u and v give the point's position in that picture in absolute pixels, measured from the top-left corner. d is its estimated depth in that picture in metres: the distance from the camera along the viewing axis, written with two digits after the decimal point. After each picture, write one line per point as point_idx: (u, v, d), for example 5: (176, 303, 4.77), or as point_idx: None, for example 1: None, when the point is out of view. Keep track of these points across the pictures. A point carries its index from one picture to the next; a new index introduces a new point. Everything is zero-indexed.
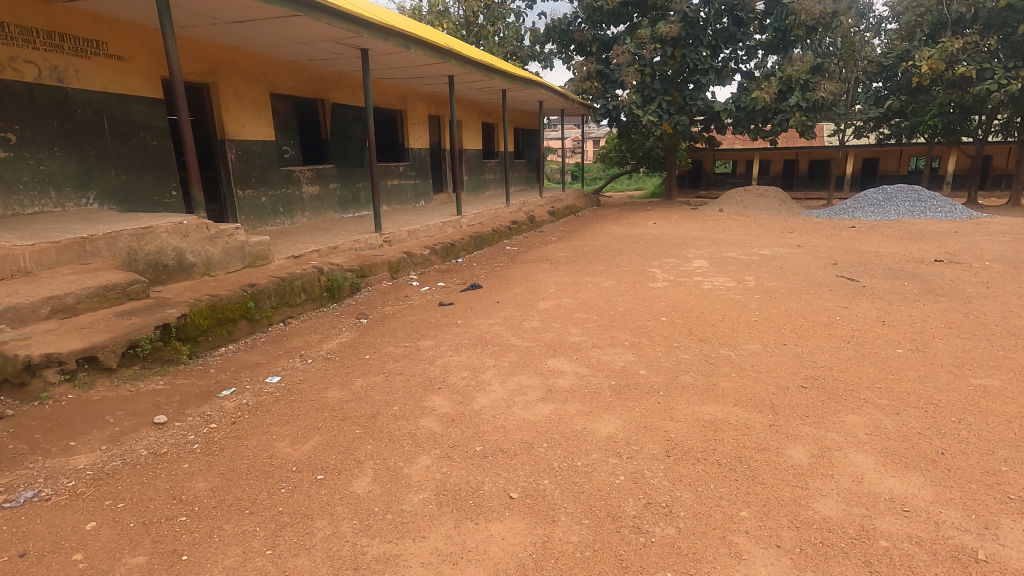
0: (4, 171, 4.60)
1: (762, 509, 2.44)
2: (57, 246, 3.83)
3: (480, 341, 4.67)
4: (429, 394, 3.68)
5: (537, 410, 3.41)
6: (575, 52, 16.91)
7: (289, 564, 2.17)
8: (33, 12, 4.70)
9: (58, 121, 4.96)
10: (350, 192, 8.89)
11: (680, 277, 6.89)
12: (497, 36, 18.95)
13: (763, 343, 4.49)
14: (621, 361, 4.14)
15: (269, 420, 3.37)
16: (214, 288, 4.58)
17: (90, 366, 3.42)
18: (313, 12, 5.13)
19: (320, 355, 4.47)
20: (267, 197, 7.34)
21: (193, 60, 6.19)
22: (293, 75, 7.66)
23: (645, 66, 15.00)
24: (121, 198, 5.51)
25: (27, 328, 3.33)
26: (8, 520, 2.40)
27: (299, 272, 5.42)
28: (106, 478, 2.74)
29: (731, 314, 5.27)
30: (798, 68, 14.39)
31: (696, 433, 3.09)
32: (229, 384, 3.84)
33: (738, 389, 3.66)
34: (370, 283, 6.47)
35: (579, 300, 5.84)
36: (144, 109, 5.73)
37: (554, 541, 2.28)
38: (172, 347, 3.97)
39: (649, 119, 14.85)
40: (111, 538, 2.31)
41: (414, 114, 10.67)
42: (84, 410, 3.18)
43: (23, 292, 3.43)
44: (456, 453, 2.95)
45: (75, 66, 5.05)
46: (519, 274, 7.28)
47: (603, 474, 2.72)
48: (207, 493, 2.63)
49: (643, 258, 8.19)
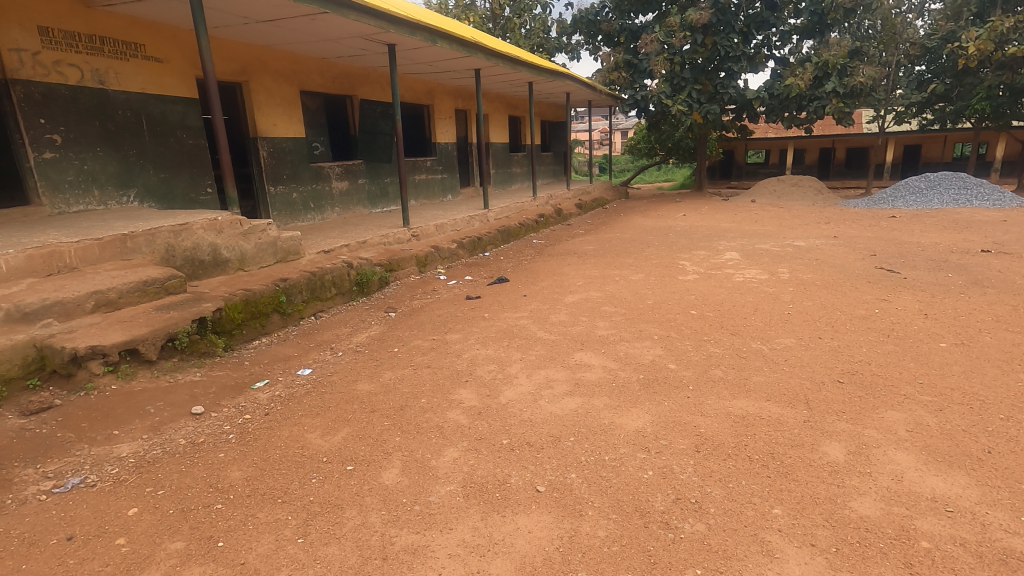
0: (50, 171, 4.79)
1: (795, 507, 2.38)
2: (100, 243, 3.97)
3: (508, 334, 4.68)
4: (456, 387, 3.71)
5: (564, 404, 3.40)
6: (603, 42, 16.73)
7: (320, 553, 2.21)
8: (75, 17, 4.86)
9: (99, 121, 5.13)
10: (379, 187, 8.98)
11: (710, 270, 6.74)
12: (524, 28, 18.87)
13: (797, 337, 4.37)
14: (649, 355, 4.09)
15: (300, 411, 3.45)
16: (248, 283, 4.69)
17: (132, 359, 3.55)
18: (341, 9, 5.18)
19: (350, 348, 4.54)
20: (298, 193, 7.47)
21: (226, 60, 6.33)
22: (322, 72, 7.76)
23: (674, 55, 14.69)
24: (158, 196, 5.68)
25: (73, 321, 3.47)
26: (57, 504, 2.52)
27: (329, 267, 5.51)
28: (148, 466, 2.84)
29: (764, 307, 5.14)
30: (835, 53, 13.89)
31: (727, 428, 3.03)
32: (263, 376, 3.95)
33: (771, 383, 3.57)
34: (399, 277, 6.55)
35: (607, 294, 5.79)
36: (180, 109, 5.89)
37: (581, 535, 2.27)
38: (209, 340, 4.08)
39: (679, 109, 14.59)
40: (152, 524, 2.40)
41: (441, 109, 10.72)
42: (125, 401, 3.30)
43: (68, 286, 3.58)
44: (484, 446, 2.96)
45: (115, 68, 5.22)
46: (547, 267, 7.26)
47: (631, 469, 2.69)
48: (242, 482, 2.70)
49: (672, 251, 8.06)
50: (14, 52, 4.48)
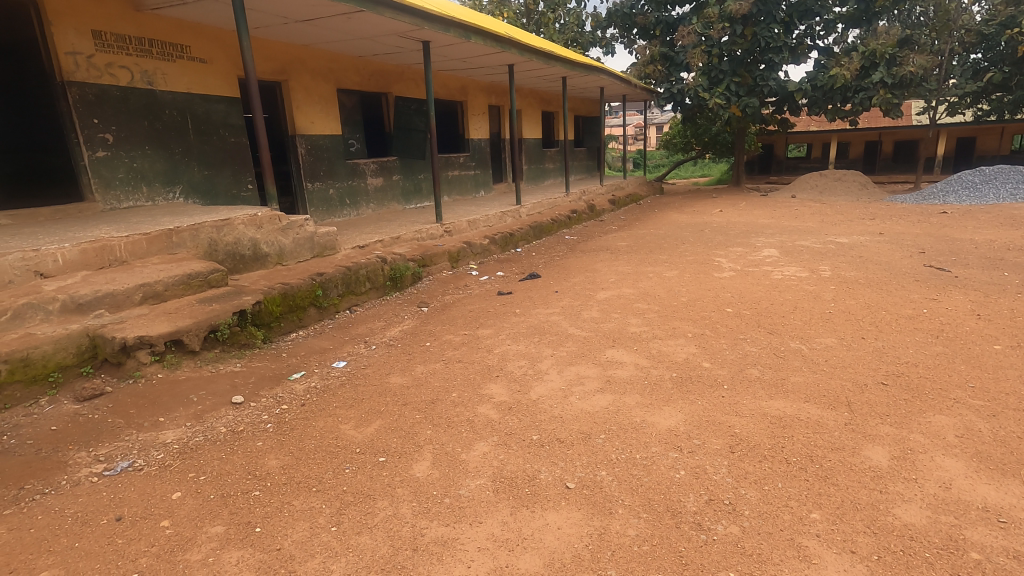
0: (103, 169, 5.01)
1: (835, 512, 2.30)
2: (147, 238, 4.14)
3: (539, 330, 4.67)
4: (487, 381, 3.73)
5: (595, 401, 3.37)
6: (638, 35, 16.47)
7: (352, 542, 2.25)
8: (126, 21, 5.07)
9: (148, 121, 5.33)
10: (412, 183, 9.08)
11: (747, 267, 6.57)
12: (558, 23, 18.75)
13: (839, 337, 4.22)
14: (683, 353, 4.01)
15: (335, 402, 3.52)
16: (286, 277, 4.82)
17: (177, 349, 3.69)
18: (377, 7, 5.23)
19: (383, 341, 4.61)
20: (335, 189, 7.62)
21: (266, 60, 6.50)
22: (358, 70, 7.89)
23: (712, 47, 14.38)
24: (202, 192, 5.88)
25: (123, 312, 3.65)
26: (107, 486, 2.64)
27: (364, 262, 5.61)
28: (191, 452, 2.95)
29: (803, 306, 4.98)
30: (883, 42, 13.33)
31: (764, 429, 2.95)
32: (299, 367, 4.05)
33: (810, 383, 3.47)
34: (431, 272, 6.61)
35: (640, 290, 5.70)
36: (223, 108, 6.07)
37: (611, 533, 2.25)
38: (248, 332, 4.20)
39: (716, 102, 14.27)
40: (194, 508, 2.49)
41: (475, 105, 10.74)
42: (170, 389, 3.43)
43: (119, 279, 3.75)
44: (513, 441, 2.97)
45: (163, 69, 5.43)
46: (579, 263, 7.21)
47: (662, 468, 2.65)
48: (279, 471, 2.78)
49: (708, 247, 7.89)
50: (70, 55, 4.70)
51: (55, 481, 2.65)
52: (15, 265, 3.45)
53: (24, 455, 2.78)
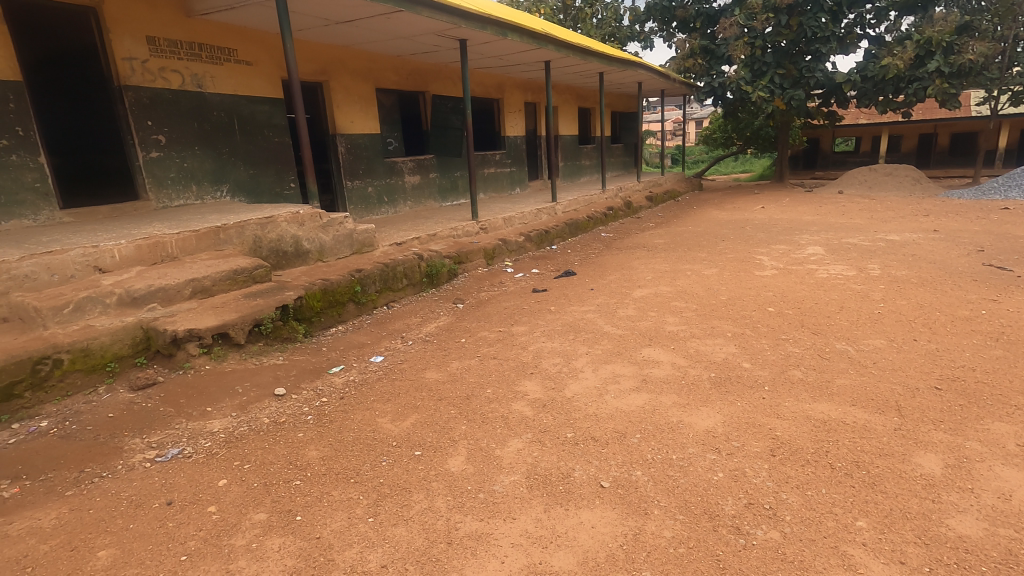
0: (155, 169, 5.24)
1: (882, 520, 2.21)
2: (197, 234, 4.32)
3: (573, 328, 4.64)
4: (521, 378, 3.74)
5: (630, 400, 3.33)
6: (677, 28, 16.15)
7: (388, 533, 2.30)
8: (177, 26, 5.29)
9: (197, 122, 5.55)
10: (449, 180, 9.16)
11: (791, 265, 6.37)
12: (595, 18, 18.57)
13: (889, 339, 4.04)
14: (722, 353, 3.93)
15: (373, 396, 3.59)
16: (326, 273, 4.93)
17: (223, 342, 3.83)
18: (415, 7, 5.29)
19: (419, 337, 4.67)
20: (373, 187, 7.75)
21: (307, 61, 6.67)
22: (396, 69, 8.00)
23: (756, 39, 13.96)
24: (247, 191, 6.09)
25: (174, 306, 3.82)
26: (159, 471, 2.77)
27: (401, 258, 5.69)
28: (236, 441, 3.06)
29: (850, 306, 4.79)
30: (940, 29, 12.66)
31: (807, 432, 2.86)
32: (339, 361, 4.15)
33: (856, 386, 3.33)
34: (467, 269, 6.66)
35: (677, 289, 5.60)
36: (267, 109, 6.25)
37: (646, 534, 2.22)
38: (290, 326, 4.32)
39: (760, 96, 13.84)
40: (239, 495, 2.59)
41: (511, 103, 10.75)
42: (217, 380, 3.57)
43: (170, 274, 3.93)
44: (548, 438, 2.96)
45: (211, 73, 5.64)
46: (615, 261, 7.13)
47: (700, 470, 2.60)
48: (318, 461, 2.86)
49: (749, 245, 7.68)
50: (126, 60, 4.94)
51: (112, 465, 2.80)
52: (76, 261, 3.65)
53: (84, 440, 2.95)
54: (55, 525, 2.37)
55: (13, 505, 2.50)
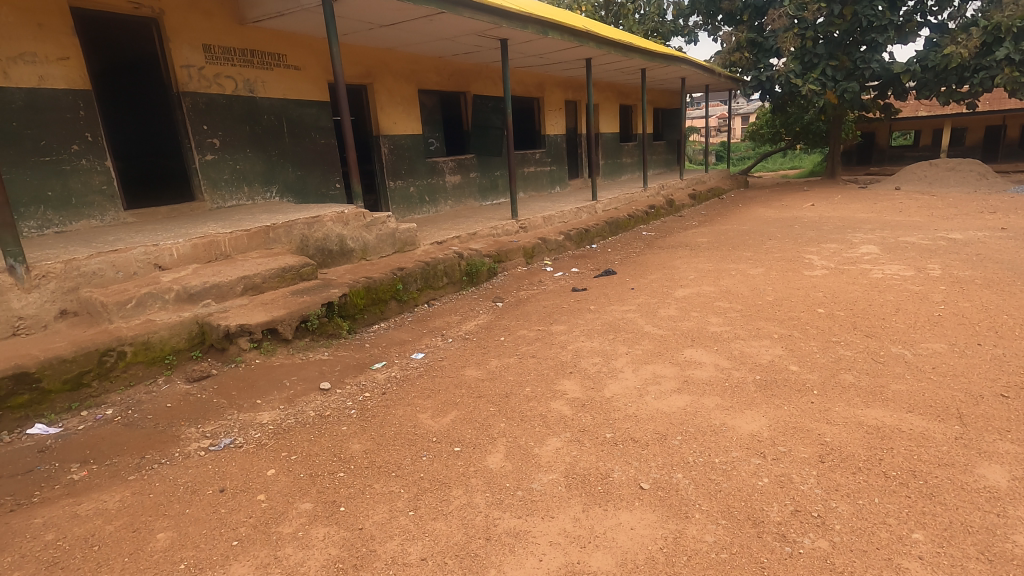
0: (210, 171, 5.48)
1: (941, 534, 2.10)
2: (248, 233, 4.50)
3: (613, 327, 4.60)
4: (560, 377, 3.73)
5: (671, 401, 3.27)
6: (723, 22, 15.75)
7: (428, 527, 2.34)
8: (230, 34, 5.52)
9: (249, 125, 5.77)
10: (489, 179, 9.22)
11: (842, 265, 6.12)
12: (638, 14, 18.31)
13: (950, 343, 3.83)
14: (768, 355, 3.81)
15: (413, 392, 3.66)
16: (370, 271, 5.05)
17: (272, 337, 3.98)
18: (456, 8, 5.34)
19: (459, 335, 4.73)
20: (415, 187, 7.88)
21: (353, 64, 6.84)
22: (438, 70, 8.10)
23: (806, 30, 13.49)
24: (295, 191, 6.30)
25: (227, 302, 3.99)
26: (212, 460, 2.91)
27: (441, 257, 5.77)
28: (284, 433, 3.17)
29: (906, 307, 4.57)
30: (1010, 14, 11.88)
31: (858, 439, 2.74)
32: (381, 358, 4.24)
33: (913, 392, 3.17)
34: (506, 268, 6.69)
35: (721, 289, 5.47)
36: (314, 112, 6.44)
37: (687, 538, 2.18)
38: (335, 323, 4.45)
39: (810, 89, 13.32)
40: (286, 485, 2.68)
41: (551, 101, 10.73)
42: (266, 373, 3.71)
43: (223, 272, 4.10)
44: (587, 438, 2.95)
45: (262, 78, 5.86)
46: (657, 260, 7.01)
47: (744, 475, 2.54)
48: (361, 455, 2.93)
49: (798, 244, 7.40)
50: (184, 68, 5.18)
51: (170, 453, 2.95)
52: (138, 259, 3.86)
53: (145, 429, 3.12)
54: (119, 507, 2.52)
55: (82, 487, 2.67)
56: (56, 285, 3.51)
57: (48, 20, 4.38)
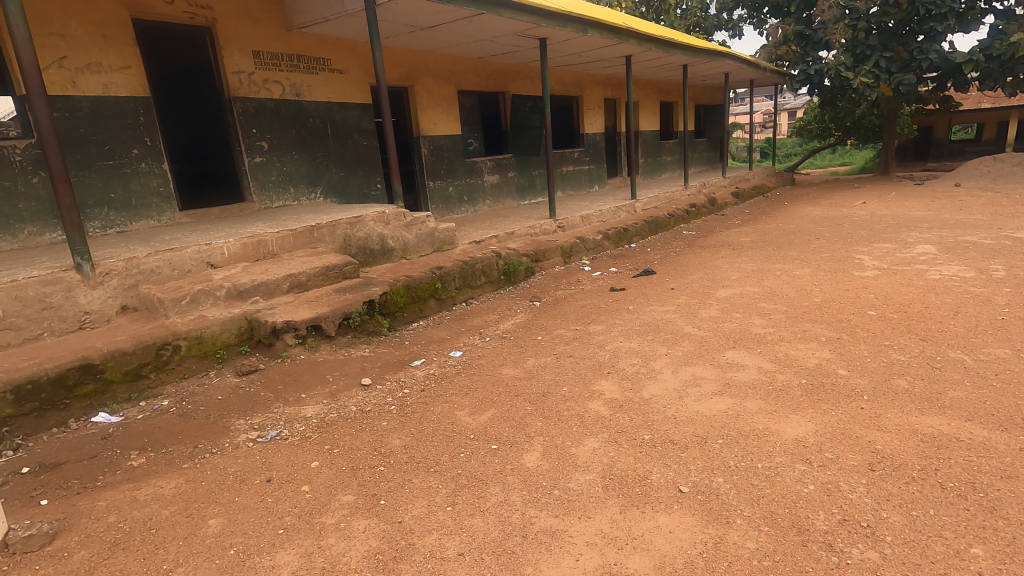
0: (258, 173, 5.69)
1: (1003, 550, 1.98)
2: (294, 233, 4.66)
3: (652, 328, 4.54)
4: (598, 377, 3.70)
5: (712, 404, 3.21)
6: (769, 14, 15.30)
7: (466, 523, 2.37)
8: (278, 40, 5.71)
9: (295, 128, 5.96)
10: (527, 179, 9.23)
11: (896, 266, 5.85)
12: (680, 9, 17.93)
13: (1014, 348, 3.61)
14: (815, 358, 3.69)
15: (451, 389, 3.71)
16: (410, 270, 5.14)
17: (316, 333, 4.11)
18: (496, 8, 5.37)
19: (497, 334, 4.76)
20: (454, 186, 7.97)
21: (394, 67, 6.97)
22: (477, 71, 8.17)
23: (858, 20, 12.95)
24: (338, 192, 6.47)
25: (274, 299, 4.14)
26: (260, 451, 3.02)
27: (479, 256, 5.81)
28: (327, 426, 3.27)
29: (967, 310, 4.33)
30: None
31: (912, 447, 2.62)
32: (420, 355, 4.31)
33: (972, 400, 3.01)
34: (544, 267, 6.69)
35: (765, 289, 5.32)
36: (357, 114, 6.59)
37: (727, 544, 2.14)
38: (376, 321, 4.54)
39: (862, 81, 12.77)
40: (329, 477, 2.76)
41: (591, 99, 10.65)
42: (311, 368, 3.83)
43: (271, 270, 4.26)
44: (625, 439, 2.92)
45: (308, 82, 6.04)
46: (698, 260, 6.87)
47: (788, 481, 2.46)
48: (401, 450, 2.99)
49: (848, 243, 7.12)
50: (235, 74, 5.40)
51: (220, 443, 3.08)
52: (192, 257, 4.05)
53: (198, 419, 3.27)
54: (174, 493, 2.66)
55: (140, 473, 2.83)
56: (118, 282, 3.71)
57: (112, 32, 4.64)
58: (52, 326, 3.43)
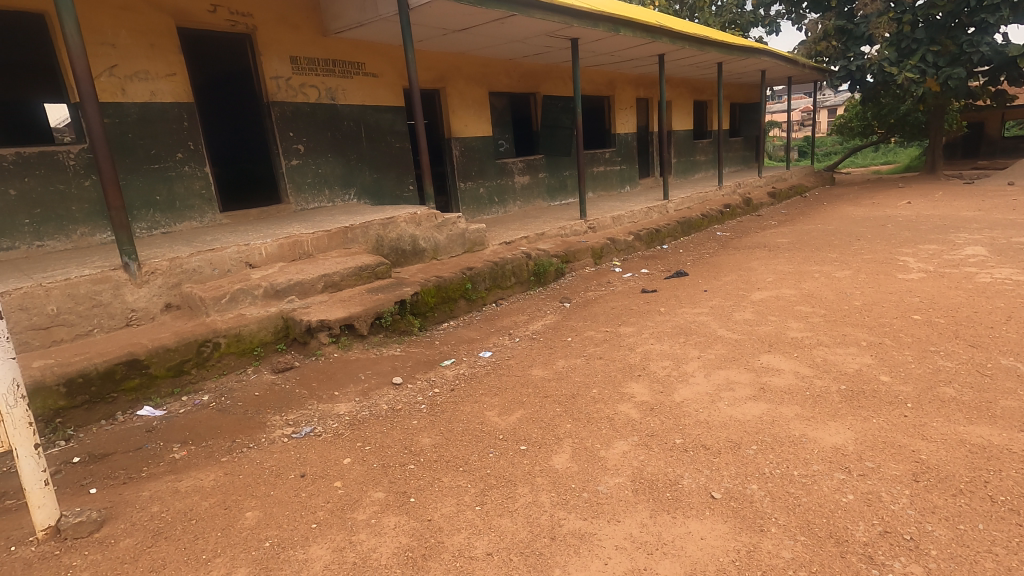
0: (295, 175, 5.83)
1: None
2: (329, 234, 4.76)
3: (684, 330, 4.46)
4: (628, 380, 3.66)
5: (746, 409, 3.14)
6: (809, 9, 14.89)
7: (494, 523, 2.37)
8: (315, 46, 5.85)
9: (330, 131, 6.08)
10: (558, 180, 9.22)
11: (942, 268, 5.62)
12: (714, 6, 17.64)
13: None
14: (855, 364, 3.56)
15: (481, 389, 3.73)
16: (440, 271, 5.19)
17: (349, 332, 4.18)
18: (527, 9, 5.38)
19: (526, 334, 4.76)
20: (485, 188, 8.00)
21: (426, 69, 7.05)
22: (509, 72, 8.19)
23: (903, 14, 12.53)
24: (371, 193, 6.57)
25: (309, 299, 4.24)
26: (294, 446, 3.10)
27: (510, 257, 5.83)
28: (359, 424, 3.33)
29: (1020, 316, 4.12)
30: None
31: (960, 458, 2.51)
32: (450, 355, 4.34)
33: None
34: (574, 268, 6.66)
35: (803, 292, 5.17)
36: (390, 117, 6.69)
37: (761, 553, 2.09)
38: (407, 320, 4.60)
39: (907, 77, 12.31)
40: (361, 473, 2.81)
41: (622, 99, 10.56)
42: (344, 367, 3.91)
43: (306, 270, 4.36)
44: (655, 443, 2.88)
45: (343, 86, 6.16)
46: (733, 261, 6.72)
47: (826, 490, 2.39)
48: (430, 449, 3.02)
49: (891, 245, 6.86)
50: (274, 79, 5.55)
51: (257, 438, 3.17)
52: (231, 257, 4.19)
53: (236, 414, 3.37)
54: (214, 485, 2.75)
55: (182, 465, 2.93)
56: (162, 281, 3.86)
57: (159, 40, 4.83)
58: (102, 322, 3.59)
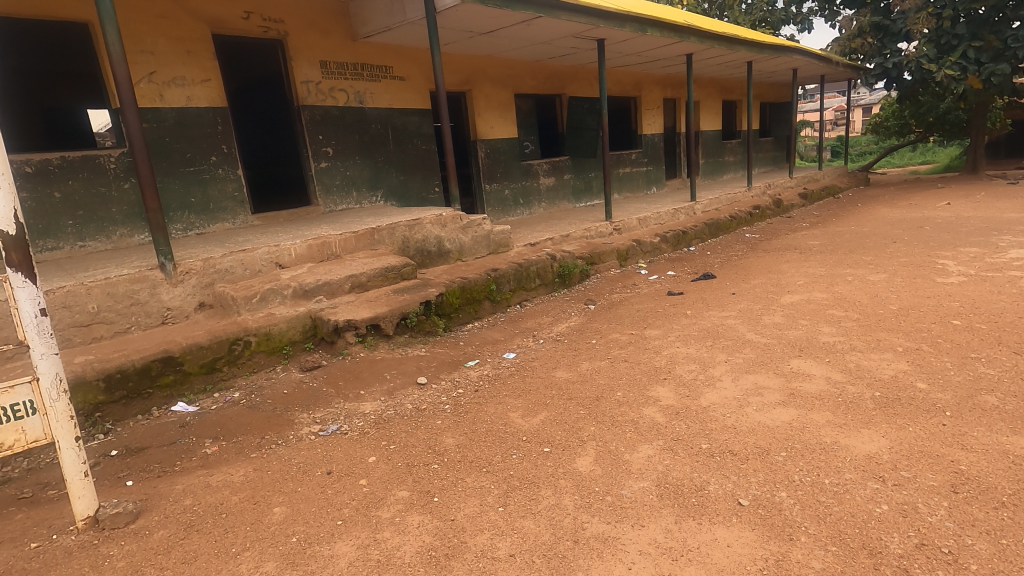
0: (324, 178, 5.93)
1: None
2: (356, 235, 4.83)
3: (712, 334, 4.39)
4: (653, 384, 3.62)
5: (775, 415, 3.07)
6: (844, 6, 14.53)
7: (518, 524, 2.37)
8: (344, 50, 5.95)
9: (358, 134, 6.18)
10: (583, 181, 9.18)
11: (984, 272, 5.40)
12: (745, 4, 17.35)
13: None
14: (890, 370, 3.45)
15: (504, 391, 3.73)
16: (465, 272, 5.21)
17: (375, 332, 4.24)
18: (553, 11, 5.38)
19: (550, 336, 4.75)
20: (510, 189, 8.02)
21: (453, 72, 7.10)
22: (535, 74, 8.20)
23: (943, 9, 12.10)
24: (398, 195, 6.65)
25: (336, 299, 4.31)
26: (321, 444, 3.15)
27: (534, 259, 5.83)
28: (384, 423, 3.37)
29: None
30: None
31: (1002, 470, 2.41)
32: (474, 356, 4.36)
33: None
34: (600, 270, 6.61)
35: (835, 295, 5.04)
36: (417, 119, 6.76)
37: (790, 562, 2.04)
38: (432, 321, 4.64)
39: (945, 74, 11.96)
40: (385, 472, 2.84)
41: (649, 100, 10.46)
42: (370, 366, 3.96)
43: (334, 271, 4.43)
44: (681, 448, 2.84)
45: (371, 90, 6.25)
46: (762, 264, 6.59)
47: (858, 500, 2.32)
48: (454, 449, 3.03)
49: (929, 248, 6.64)
50: (304, 84, 5.66)
51: (285, 435, 3.23)
52: (262, 258, 4.29)
53: (266, 412, 3.45)
54: (243, 480, 2.81)
55: (213, 460, 3.01)
56: (196, 280, 3.97)
57: (195, 47, 4.98)
58: (139, 320, 3.72)
